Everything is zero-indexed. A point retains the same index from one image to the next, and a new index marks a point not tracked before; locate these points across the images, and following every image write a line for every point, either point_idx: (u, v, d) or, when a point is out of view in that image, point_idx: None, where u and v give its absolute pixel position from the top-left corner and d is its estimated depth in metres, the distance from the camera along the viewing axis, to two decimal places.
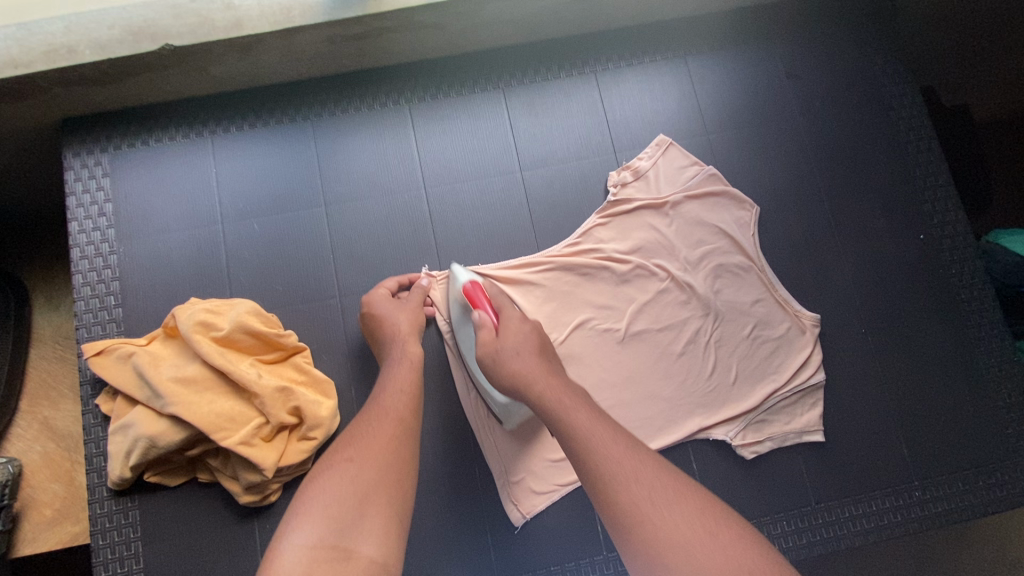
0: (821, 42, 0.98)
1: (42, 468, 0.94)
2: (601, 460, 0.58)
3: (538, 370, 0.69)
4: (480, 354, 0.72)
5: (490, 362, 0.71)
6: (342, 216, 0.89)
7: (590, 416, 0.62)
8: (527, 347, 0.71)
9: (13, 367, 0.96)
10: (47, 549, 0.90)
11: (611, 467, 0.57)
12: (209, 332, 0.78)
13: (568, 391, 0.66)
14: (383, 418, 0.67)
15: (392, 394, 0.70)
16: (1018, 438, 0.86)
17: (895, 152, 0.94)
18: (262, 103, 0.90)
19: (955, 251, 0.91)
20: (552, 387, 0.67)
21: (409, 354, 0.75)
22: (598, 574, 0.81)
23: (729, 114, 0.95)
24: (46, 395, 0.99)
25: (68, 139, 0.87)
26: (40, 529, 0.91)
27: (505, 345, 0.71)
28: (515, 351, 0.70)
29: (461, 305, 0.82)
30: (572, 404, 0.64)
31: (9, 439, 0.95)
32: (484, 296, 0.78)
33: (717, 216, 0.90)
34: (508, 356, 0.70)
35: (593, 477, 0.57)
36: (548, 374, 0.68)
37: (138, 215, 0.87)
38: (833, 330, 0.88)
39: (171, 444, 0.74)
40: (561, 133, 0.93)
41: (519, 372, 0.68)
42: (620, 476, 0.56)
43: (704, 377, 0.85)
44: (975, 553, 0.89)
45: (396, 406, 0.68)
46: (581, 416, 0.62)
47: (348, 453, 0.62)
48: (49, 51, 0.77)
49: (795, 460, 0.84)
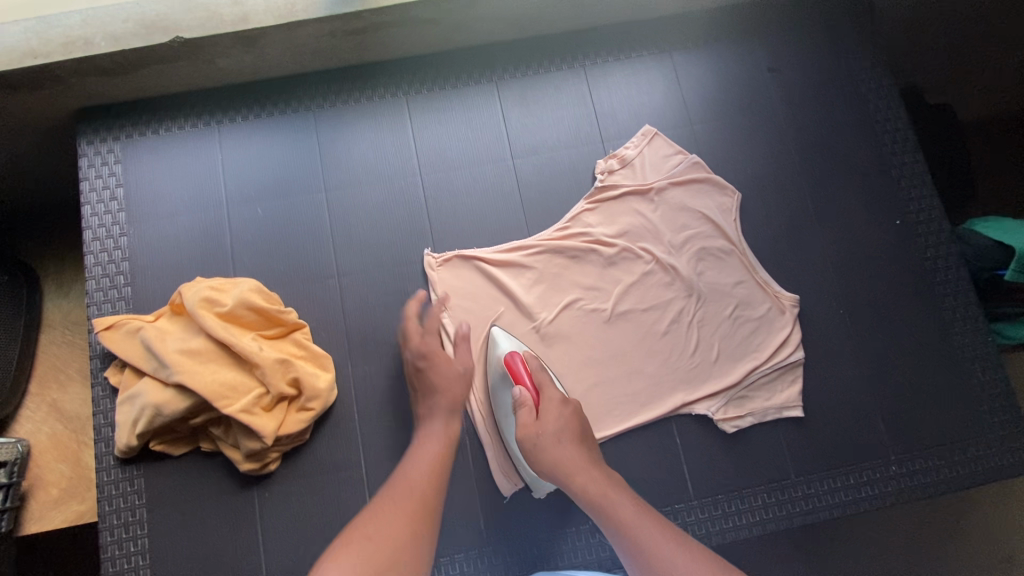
0: (801, 37, 1.02)
1: (49, 449, 0.99)
2: (646, 552, 0.64)
3: (578, 463, 0.73)
4: (520, 435, 0.75)
5: (530, 446, 0.74)
6: (341, 201, 0.93)
7: (627, 508, 0.68)
8: (564, 432, 0.75)
9: (25, 351, 1.00)
10: (54, 527, 0.94)
11: (655, 559, 0.63)
12: (214, 308, 0.82)
13: (608, 486, 0.71)
14: (405, 493, 0.69)
15: (422, 477, 0.72)
16: (989, 414, 0.90)
17: (872, 142, 0.98)
18: (267, 95, 0.95)
19: (930, 236, 0.95)
20: (591, 480, 0.71)
21: (446, 429, 0.78)
22: (584, 543, 0.84)
23: (712, 106, 0.99)
24: (54, 378, 1.03)
25: (83, 128, 0.92)
26: (46, 508, 0.95)
27: (546, 429, 0.75)
28: (554, 438, 0.74)
29: (500, 374, 0.85)
30: (610, 497, 0.69)
31: (18, 421, 1.00)
32: (526, 371, 0.81)
33: (700, 202, 0.94)
34: (549, 440, 0.74)
35: (642, 572, 0.63)
36: (588, 467, 0.72)
37: (148, 200, 0.92)
38: (811, 310, 0.91)
39: (176, 412, 0.78)
40: (551, 124, 0.97)
41: (560, 462, 0.73)
42: (667, 569, 0.62)
43: (687, 355, 0.88)
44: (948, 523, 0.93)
45: (417, 481, 0.71)
46: (621, 511, 0.68)
47: (367, 532, 0.63)
48: (67, 43, 0.82)
49: (775, 434, 0.87)
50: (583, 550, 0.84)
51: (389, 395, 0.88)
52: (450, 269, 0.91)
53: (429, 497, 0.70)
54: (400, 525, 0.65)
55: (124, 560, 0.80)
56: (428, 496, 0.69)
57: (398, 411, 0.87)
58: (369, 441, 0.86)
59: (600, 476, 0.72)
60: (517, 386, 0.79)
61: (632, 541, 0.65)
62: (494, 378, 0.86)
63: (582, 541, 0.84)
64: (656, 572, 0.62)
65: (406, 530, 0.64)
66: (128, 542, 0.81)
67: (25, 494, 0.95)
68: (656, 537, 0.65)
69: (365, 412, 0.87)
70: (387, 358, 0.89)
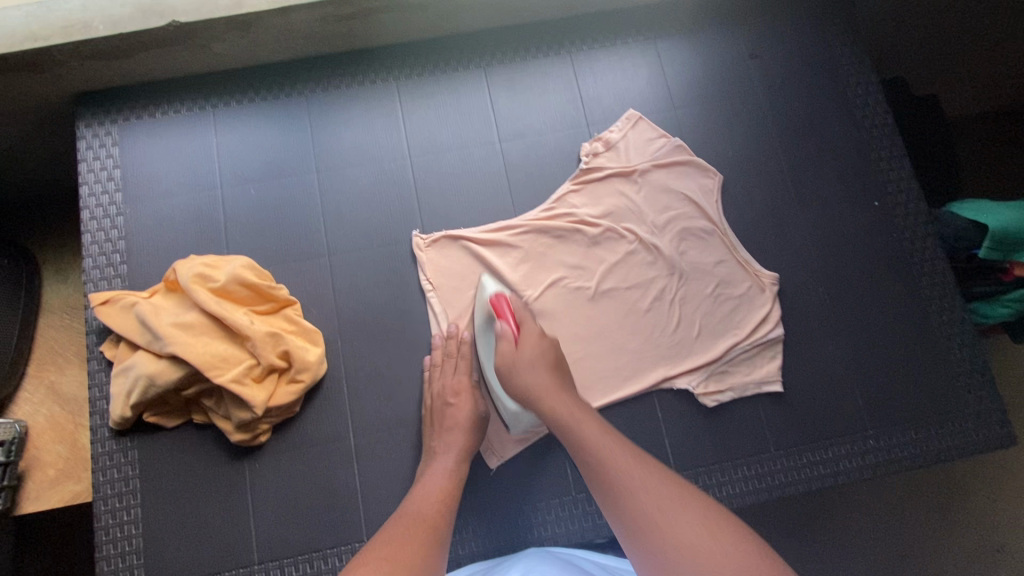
0: (782, 25, 1.05)
1: (47, 431, 0.96)
2: (607, 469, 0.63)
3: (547, 386, 0.75)
4: (498, 362, 0.78)
5: (506, 370, 0.77)
6: (333, 182, 0.95)
7: (592, 430, 0.68)
8: (540, 359, 0.77)
9: (24, 331, 1.00)
10: (50, 506, 0.91)
11: (614, 474, 0.62)
12: (206, 283, 0.84)
13: (576, 414, 0.71)
14: (417, 522, 0.66)
15: (430, 506, 0.70)
16: (966, 390, 0.92)
17: (851, 126, 1.01)
18: (261, 80, 0.98)
19: (908, 217, 0.97)
20: (561, 412, 0.72)
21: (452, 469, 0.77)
22: (568, 514, 0.86)
23: (695, 91, 1.02)
24: (52, 361, 1.02)
25: (82, 111, 0.94)
26: (42, 488, 0.92)
27: (522, 355, 0.78)
28: (527, 363, 0.77)
29: (485, 315, 0.88)
30: (577, 422, 0.70)
31: (14, 404, 0.97)
32: (509, 308, 0.83)
33: (683, 184, 0.96)
34: (522, 365, 0.77)
35: (601, 486, 0.62)
36: (556, 391, 0.74)
37: (144, 180, 0.94)
38: (791, 289, 0.94)
39: (169, 383, 0.80)
40: (537, 108, 1.00)
41: (530, 385, 0.75)
42: (626, 482, 0.61)
43: (669, 331, 0.91)
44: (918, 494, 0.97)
45: (428, 513, 0.68)
46: (586, 433, 0.68)
47: (383, 554, 0.59)
48: (66, 26, 0.84)
49: (755, 409, 0.89)
50: (566, 520, 0.86)
51: (377, 371, 0.90)
52: (438, 250, 0.93)
53: (439, 521, 0.67)
54: (417, 549, 0.61)
55: (117, 529, 0.82)
56: (436, 519, 0.67)
57: (386, 385, 0.89)
58: (357, 415, 0.88)
59: (568, 402, 0.73)
60: (499, 321, 0.82)
61: (594, 458, 0.65)
62: (478, 320, 0.88)
63: (565, 512, 0.86)
64: (614, 485, 0.61)
65: (424, 553, 0.61)
66: (121, 511, 0.83)
67: (21, 476, 0.92)
68: (618, 455, 0.64)
69: (354, 386, 0.89)
70: (376, 334, 0.91)
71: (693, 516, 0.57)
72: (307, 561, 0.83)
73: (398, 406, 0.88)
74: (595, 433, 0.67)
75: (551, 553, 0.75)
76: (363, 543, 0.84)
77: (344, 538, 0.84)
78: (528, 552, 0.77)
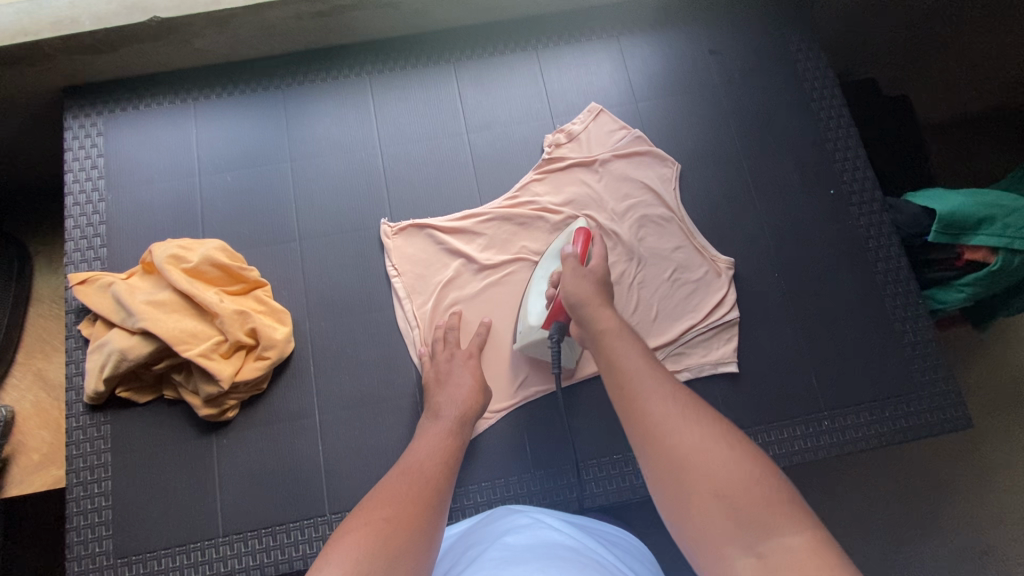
0: (740, 23, 1.09)
1: (32, 417, 0.94)
2: (637, 386, 0.61)
3: (599, 300, 0.74)
4: (560, 270, 0.80)
5: (565, 274, 0.79)
6: (306, 170, 1.00)
7: (630, 351, 0.66)
8: (601, 281, 0.78)
9: (14, 321, 0.99)
10: (31, 491, 0.89)
11: (641, 389, 0.61)
12: (180, 264, 0.87)
13: (622, 337, 0.68)
14: (413, 479, 0.65)
15: (435, 466, 0.69)
16: (923, 372, 0.93)
17: (807, 117, 1.04)
18: (240, 75, 1.03)
19: (863, 206, 1.00)
20: (608, 336, 0.69)
21: (433, 429, 0.77)
22: (528, 492, 0.87)
23: (657, 86, 1.06)
24: (41, 349, 1.00)
25: (70, 105, 1.00)
26: (27, 472, 0.90)
27: (589, 275, 0.78)
28: (590, 277, 0.77)
29: (564, 240, 0.88)
30: (619, 343, 0.68)
31: (3, 390, 0.96)
32: (587, 244, 0.83)
33: (642, 173, 1.00)
34: (590, 278, 0.78)
35: (626, 401, 0.61)
36: (604, 306, 0.73)
37: (127, 168, 0.99)
38: (746, 273, 0.97)
39: (140, 356, 0.83)
40: (503, 100, 1.04)
41: (576, 294, 0.75)
42: (645, 400, 0.59)
43: (628, 315, 0.93)
44: (848, 482, 1.09)
45: (420, 468, 0.68)
46: (619, 351, 0.67)
47: (383, 515, 0.58)
48: (55, 22, 0.90)
49: (712, 388, 0.91)
50: (526, 498, 0.87)
51: (344, 350, 0.93)
52: (405, 237, 0.97)
53: (439, 481, 0.66)
54: (417, 510, 0.60)
55: (87, 500, 0.85)
56: (435, 477, 0.67)
57: (353, 365, 0.92)
58: (323, 392, 0.91)
59: (619, 324, 0.70)
60: (573, 244, 0.83)
61: (623, 374, 0.64)
62: (558, 243, 0.89)
63: (525, 488, 0.87)
64: (641, 401, 0.60)
65: (422, 517, 0.59)
66: (92, 484, 0.86)
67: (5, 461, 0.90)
68: (649, 374, 0.62)
69: (321, 366, 0.92)
70: (345, 314, 0.94)
71: (710, 435, 0.54)
72: (269, 534, 0.85)
73: (361, 386, 0.91)
74: (632, 358, 0.65)
75: (528, 513, 0.71)
76: (324, 517, 0.86)
77: (307, 511, 0.86)
78: (512, 509, 0.74)
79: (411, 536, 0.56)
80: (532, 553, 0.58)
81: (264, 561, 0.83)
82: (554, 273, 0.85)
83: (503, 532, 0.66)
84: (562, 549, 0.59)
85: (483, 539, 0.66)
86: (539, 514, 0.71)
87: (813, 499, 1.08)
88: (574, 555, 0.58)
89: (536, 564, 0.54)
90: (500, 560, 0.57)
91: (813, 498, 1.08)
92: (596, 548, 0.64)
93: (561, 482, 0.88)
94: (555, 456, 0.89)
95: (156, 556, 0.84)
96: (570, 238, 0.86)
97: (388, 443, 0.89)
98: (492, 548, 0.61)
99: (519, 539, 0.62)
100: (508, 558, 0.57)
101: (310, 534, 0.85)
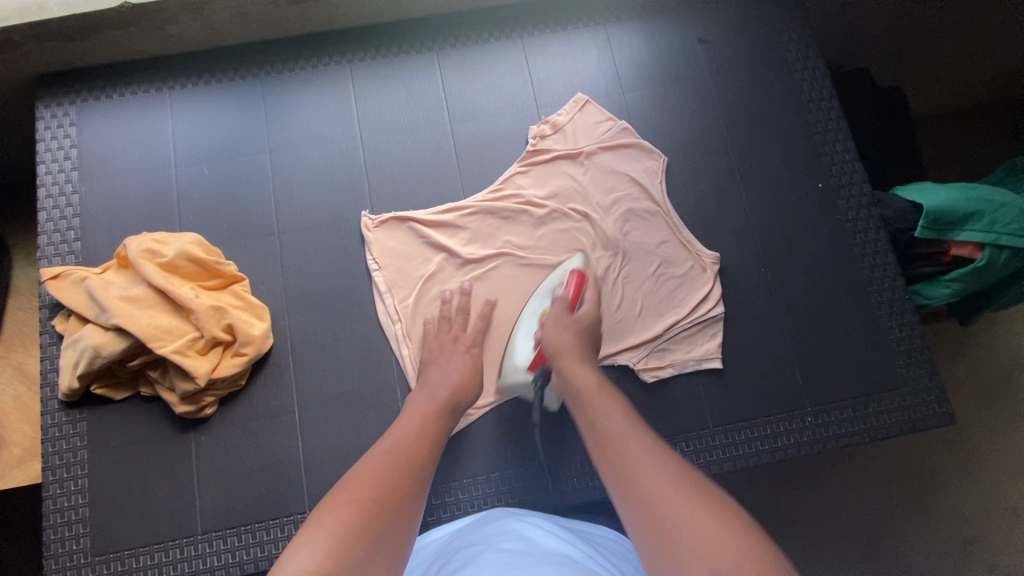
0: (729, 12, 1.07)
1: (13, 411, 0.92)
2: (624, 454, 0.59)
3: (579, 355, 0.77)
4: (549, 314, 0.83)
5: (552, 321, 0.82)
6: (284, 162, 0.97)
7: (615, 415, 0.65)
8: (585, 331, 0.81)
9: None
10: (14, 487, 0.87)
11: (626, 455, 0.59)
12: (154, 259, 0.85)
13: (602, 398, 0.69)
14: (396, 457, 0.64)
15: (421, 446, 0.68)
16: (908, 368, 0.92)
17: (796, 109, 1.03)
18: (217, 63, 1.00)
19: (851, 199, 0.99)
20: (590, 396, 0.70)
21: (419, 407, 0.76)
22: (508, 490, 0.86)
23: (644, 76, 1.03)
24: (22, 342, 0.97)
25: (41, 94, 0.97)
26: (8, 466, 0.88)
27: (575, 323, 0.81)
28: (574, 326, 0.81)
29: (556, 280, 0.90)
30: (601, 404, 0.68)
31: None
32: (580, 287, 0.86)
33: (627, 166, 0.99)
34: (573, 327, 0.81)
35: (614, 468, 0.59)
36: (582, 362, 0.76)
37: (101, 159, 0.96)
38: (731, 268, 0.96)
39: (114, 353, 0.82)
40: (486, 90, 1.02)
41: (559, 342, 0.78)
42: (633, 468, 0.57)
43: (612, 310, 0.92)
44: (831, 476, 1.09)
45: (403, 446, 0.67)
46: (607, 416, 0.65)
47: (367, 493, 0.57)
48: (23, 8, 0.87)
49: (695, 385, 0.91)
50: (507, 496, 0.86)
51: (325, 345, 0.91)
52: (386, 230, 0.95)
53: (422, 460, 0.66)
54: (401, 492, 0.59)
55: (64, 498, 0.84)
56: (420, 458, 0.66)
57: (332, 361, 0.91)
58: (303, 388, 0.89)
59: (597, 386, 0.71)
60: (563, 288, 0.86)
61: (608, 439, 0.62)
62: (548, 281, 0.91)
63: (506, 485, 0.86)
64: (627, 469, 0.57)
65: (404, 500, 0.58)
66: (68, 482, 0.85)
67: None
68: (638, 441, 0.60)
69: (300, 361, 0.90)
70: (324, 310, 0.93)
71: (703, 509, 0.50)
72: (249, 531, 0.84)
73: (340, 384, 0.90)
74: (616, 420, 0.64)
75: (520, 517, 0.71)
76: (306, 514, 0.85)
77: (287, 508, 0.85)
78: (502, 514, 0.73)
79: (393, 523, 0.55)
80: (530, 556, 0.57)
81: (244, 559, 0.83)
82: (542, 315, 0.86)
83: (494, 537, 0.65)
84: (550, 555, 0.59)
85: (472, 543, 0.66)
86: (530, 518, 0.71)
87: (798, 492, 1.08)
88: (564, 560, 0.58)
89: (535, 567, 0.54)
90: (494, 563, 0.57)
91: (797, 491, 1.08)
92: (587, 553, 0.64)
93: (542, 480, 0.86)
94: (537, 454, 0.87)
95: (134, 553, 0.83)
96: (563, 278, 0.89)
97: (369, 441, 0.88)
98: (487, 550, 0.61)
99: (510, 544, 0.62)
100: (505, 561, 0.57)
101: (290, 530, 0.84)
